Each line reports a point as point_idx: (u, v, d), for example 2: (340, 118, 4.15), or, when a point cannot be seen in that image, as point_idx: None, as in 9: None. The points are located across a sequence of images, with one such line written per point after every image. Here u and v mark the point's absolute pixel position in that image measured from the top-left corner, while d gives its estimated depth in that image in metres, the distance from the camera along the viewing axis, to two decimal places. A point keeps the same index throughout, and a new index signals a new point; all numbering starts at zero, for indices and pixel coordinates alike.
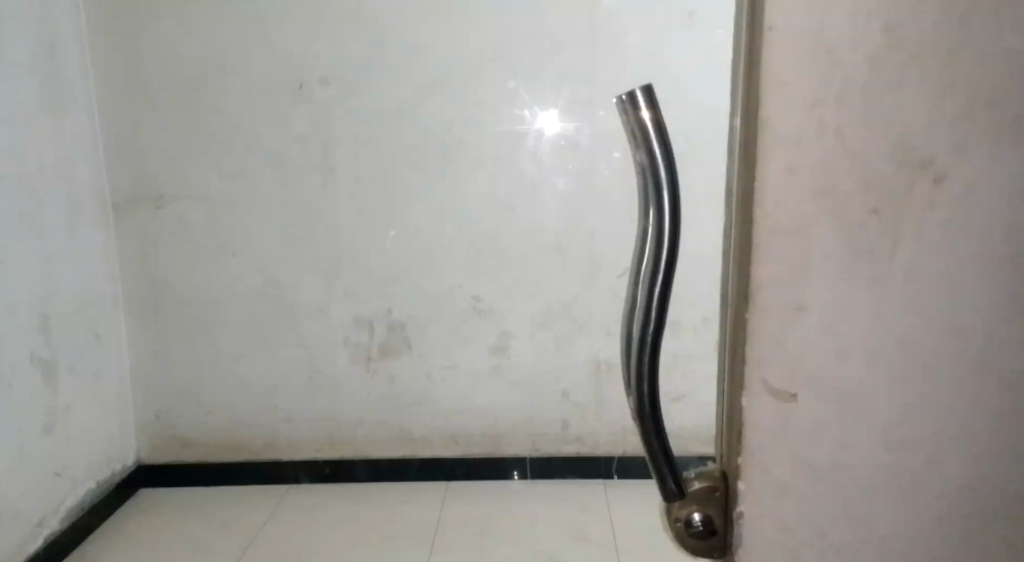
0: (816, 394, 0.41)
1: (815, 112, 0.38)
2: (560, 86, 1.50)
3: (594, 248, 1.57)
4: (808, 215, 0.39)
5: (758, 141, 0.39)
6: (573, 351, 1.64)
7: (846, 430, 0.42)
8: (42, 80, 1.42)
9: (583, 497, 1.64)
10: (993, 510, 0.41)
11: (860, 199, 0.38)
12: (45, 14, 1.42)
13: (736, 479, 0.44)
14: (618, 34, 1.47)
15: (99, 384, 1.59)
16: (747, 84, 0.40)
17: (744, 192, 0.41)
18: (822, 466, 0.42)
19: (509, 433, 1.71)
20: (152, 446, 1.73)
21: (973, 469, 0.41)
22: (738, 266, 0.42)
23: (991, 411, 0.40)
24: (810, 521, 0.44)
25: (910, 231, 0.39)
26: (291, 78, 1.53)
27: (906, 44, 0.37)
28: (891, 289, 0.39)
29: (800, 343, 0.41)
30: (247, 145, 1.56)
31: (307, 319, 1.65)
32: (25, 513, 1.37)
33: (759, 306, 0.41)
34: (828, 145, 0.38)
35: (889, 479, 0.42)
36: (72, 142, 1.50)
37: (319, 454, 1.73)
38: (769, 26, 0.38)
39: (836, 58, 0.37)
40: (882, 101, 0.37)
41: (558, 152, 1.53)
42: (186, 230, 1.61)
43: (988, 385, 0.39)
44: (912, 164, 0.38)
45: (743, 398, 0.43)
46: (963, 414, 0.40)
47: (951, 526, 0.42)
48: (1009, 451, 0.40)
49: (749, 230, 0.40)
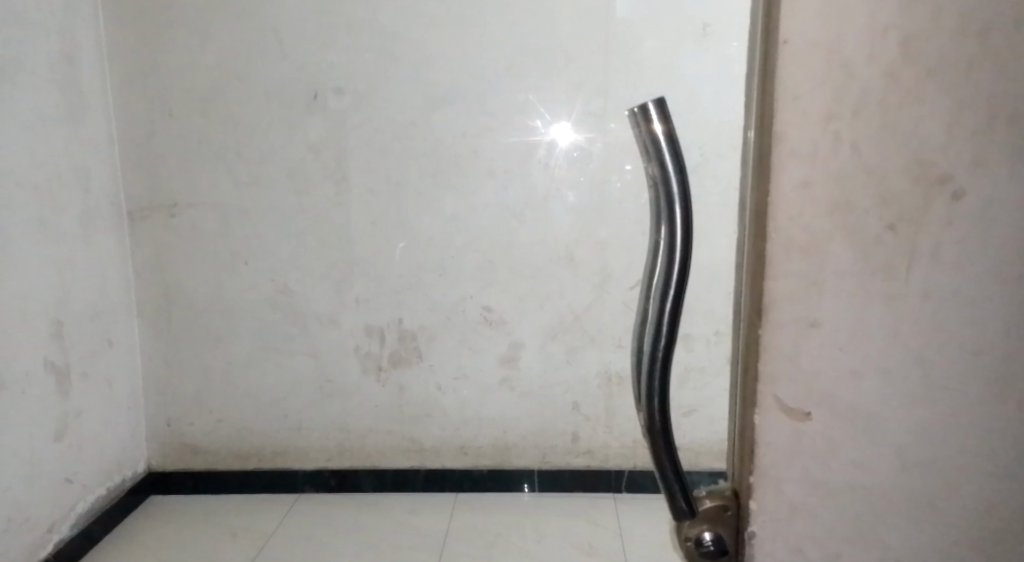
0: (829, 412, 0.41)
1: (830, 126, 0.38)
2: (575, 97, 1.50)
3: (606, 260, 1.57)
4: (822, 231, 0.39)
5: (772, 154, 0.39)
6: (584, 363, 1.63)
7: (860, 449, 0.41)
8: (60, 88, 1.43)
9: (592, 512, 1.62)
10: (1011, 532, 0.41)
11: (876, 215, 0.38)
12: (65, 25, 1.44)
13: (748, 497, 0.44)
14: (633, 45, 1.47)
15: (111, 390, 1.60)
16: (760, 98, 0.40)
17: (756, 205, 0.41)
18: (836, 485, 0.42)
19: (519, 445, 1.70)
20: (163, 453, 1.73)
21: (990, 492, 0.40)
22: (750, 282, 0.42)
23: (1008, 431, 0.39)
24: (823, 541, 0.43)
25: (927, 248, 0.38)
26: (305, 87, 1.54)
27: (922, 59, 0.36)
28: (907, 306, 0.39)
29: (813, 360, 0.40)
30: (260, 154, 1.57)
31: (318, 328, 1.65)
32: (35, 519, 1.38)
33: (772, 321, 0.40)
34: (842, 159, 0.38)
35: (904, 500, 0.42)
36: (88, 150, 1.52)
37: (328, 464, 1.73)
38: (783, 39, 0.38)
39: (851, 72, 0.37)
40: (898, 117, 0.37)
41: (572, 163, 1.53)
42: (199, 237, 1.62)
43: (1007, 404, 0.39)
44: (930, 180, 0.37)
45: (755, 416, 0.42)
46: (980, 435, 0.40)
47: (968, 546, 0.42)
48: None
49: (762, 244, 0.40)
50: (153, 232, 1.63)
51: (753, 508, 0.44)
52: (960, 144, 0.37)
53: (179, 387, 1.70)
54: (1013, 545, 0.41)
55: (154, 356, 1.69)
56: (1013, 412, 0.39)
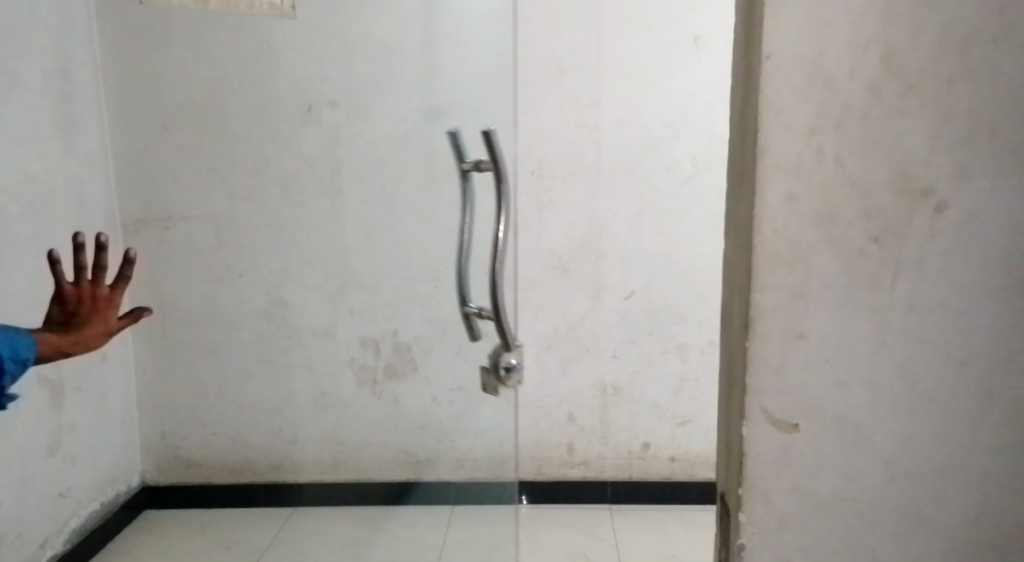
0: (816, 421, 0.43)
1: (813, 139, 0.40)
2: (567, 110, 1.52)
3: (600, 271, 1.58)
4: (808, 243, 0.41)
5: (758, 170, 0.41)
6: (579, 374, 1.64)
7: (848, 457, 0.44)
8: (54, 102, 1.44)
9: (589, 522, 1.62)
10: (994, 526, 0.44)
11: (861, 227, 0.41)
12: (60, 39, 1.45)
13: (737, 511, 0.45)
14: (622, 57, 1.49)
15: (104, 404, 1.59)
16: (742, 112, 0.42)
17: (740, 218, 0.43)
18: (825, 494, 0.44)
19: (514, 457, 1.69)
20: (157, 467, 1.72)
21: (973, 491, 0.44)
22: (734, 294, 0.44)
23: (988, 429, 0.43)
24: (812, 552, 0.45)
25: (912, 258, 0.41)
26: (298, 101, 1.55)
27: (903, 75, 0.40)
28: (893, 316, 0.42)
29: (800, 369, 0.43)
30: (256, 167, 1.59)
31: (312, 340, 1.65)
32: (28, 535, 1.37)
33: (760, 334, 0.42)
34: (825, 173, 0.41)
35: (890, 506, 0.44)
36: (81, 164, 1.52)
37: (323, 477, 1.72)
38: (767, 53, 0.40)
39: (835, 87, 0.40)
40: (880, 131, 0.40)
41: (563, 175, 1.55)
42: (194, 250, 1.62)
43: (985, 402, 0.43)
44: (913, 192, 0.41)
45: (744, 428, 0.44)
46: (963, 433, 0.43)
47: (954, 543, 0.44)
48: (1002, 462, 0.43)
49: (748, 258, 0.42)
50: (147, 243, 1.61)
51: (743, 520, 0.45)
52: (941, 159, 0.41)
53: (173, 401, 1.69)
54: (985, 546, 0.44)
55: (148, 370, 1.67)
56: (993, 408, 0.43)
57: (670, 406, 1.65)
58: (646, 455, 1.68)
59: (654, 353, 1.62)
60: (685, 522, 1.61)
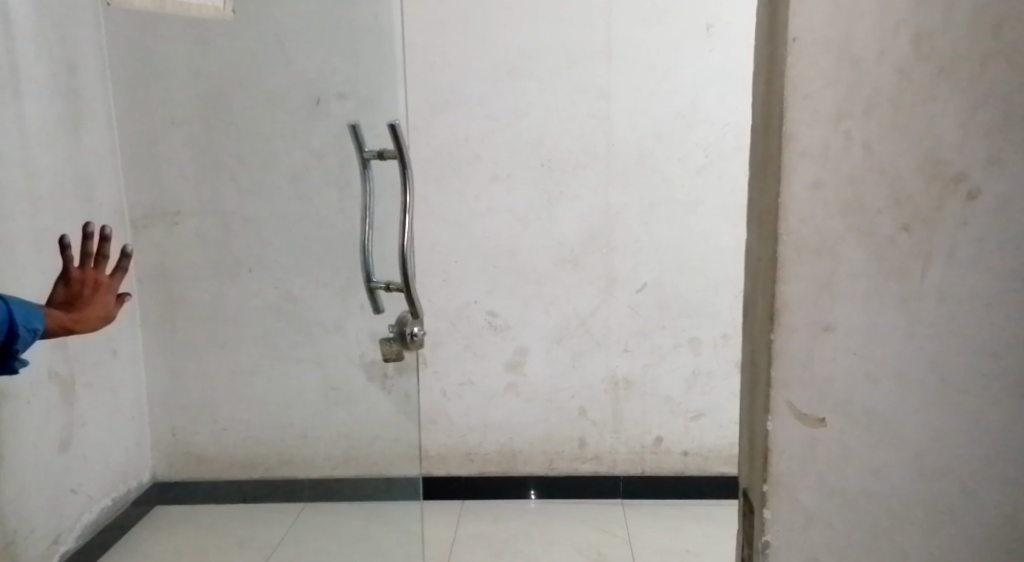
0: (843, 415, 0.42)
1: (841, 125, 0.39)
2: (578, 101, 1.50)
3: (611, 263, 1.57)
4: (834, 232, 0.40)
5: (783, 157, 0.39)
6: (590, 368, 1.63)
7: (876, 452, 0.42)
8: (62, 98, 1.44)
9: (602, 517, 1.61)
10: None
11: (891, 215, 0.40)
12: (67, 34, 1.44)
13: (762, 508, 0.43)
14: (633, 45, 1.48)
15: (115, 400, 1.59)
16: (765, 97, 0.40)
17: (764, 206, 0.41)
18: (853, 491, 0.43)
19: (525, 451, 1.69)
20: (168, 463, 1.71)
21: (1005, 485, 0.42)
22: (757, 286, 0.42)
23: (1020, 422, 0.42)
24: (840, 550, 0.44)
25: (943, 247, 0.40)
26: (308, 93, 1.51)
27: (935, 56, 0.38)
28: (924, 307, 0.41)
29: (826, 363, 0.41)
30: (264, 162, 1.58)
31: (325, 337, 1.60)
32: (41, 531, 1.38)
33: (785, 326, 0.41)
34: (854, 159, 0.39)
35: (919, 502, 0.43)
36: (90, 159, 1.51)
37: (334, 472, 1.68)
38: (792, 36, 0.38)
39: (864, 70, 0.38)
40: (911, 116, 0.39)
41: (574, 166, 1.53)
42: (204, 245, 1.63)
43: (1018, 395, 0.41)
44: (944, 179, 0.39)
45: (768, 423, 0.42)
46: (995, 427, 0.42)
47: (984, 539, 0.43)
48: None
49: (773, 247, 0.41)
50: (157, 240, 1.62)
51: (768, 516, 0.43)
52: (973, 144, 0.39)
53: (183, 396, 1.69)
54: (1019, 544, 0.43)
55: (158, 365, 1.67)
56: None
57: (683, 400, 1.64)
58: (659, 450, 1.67)
59: (667, 347, 1.61)
60: (697, 518, 1.60)
